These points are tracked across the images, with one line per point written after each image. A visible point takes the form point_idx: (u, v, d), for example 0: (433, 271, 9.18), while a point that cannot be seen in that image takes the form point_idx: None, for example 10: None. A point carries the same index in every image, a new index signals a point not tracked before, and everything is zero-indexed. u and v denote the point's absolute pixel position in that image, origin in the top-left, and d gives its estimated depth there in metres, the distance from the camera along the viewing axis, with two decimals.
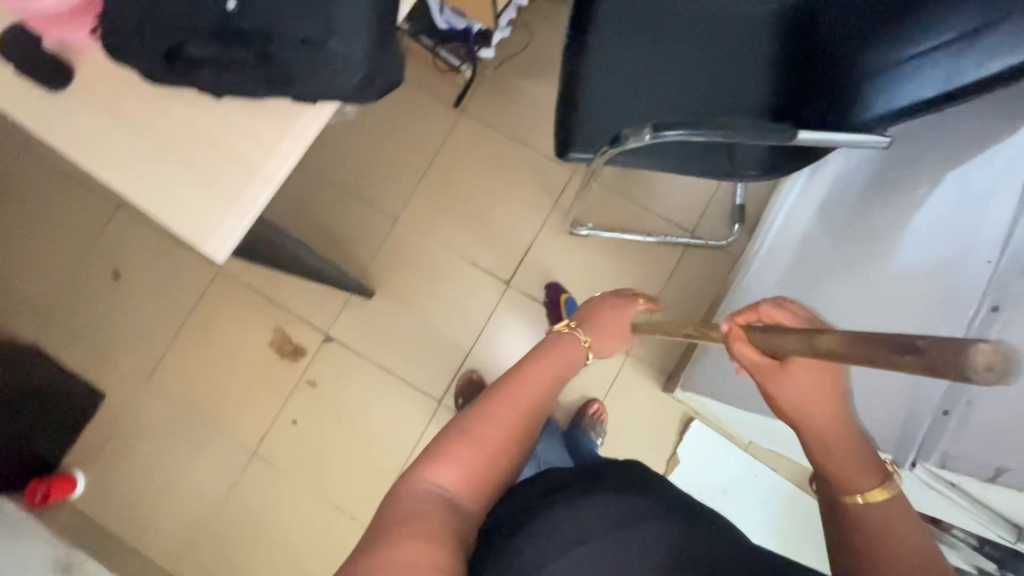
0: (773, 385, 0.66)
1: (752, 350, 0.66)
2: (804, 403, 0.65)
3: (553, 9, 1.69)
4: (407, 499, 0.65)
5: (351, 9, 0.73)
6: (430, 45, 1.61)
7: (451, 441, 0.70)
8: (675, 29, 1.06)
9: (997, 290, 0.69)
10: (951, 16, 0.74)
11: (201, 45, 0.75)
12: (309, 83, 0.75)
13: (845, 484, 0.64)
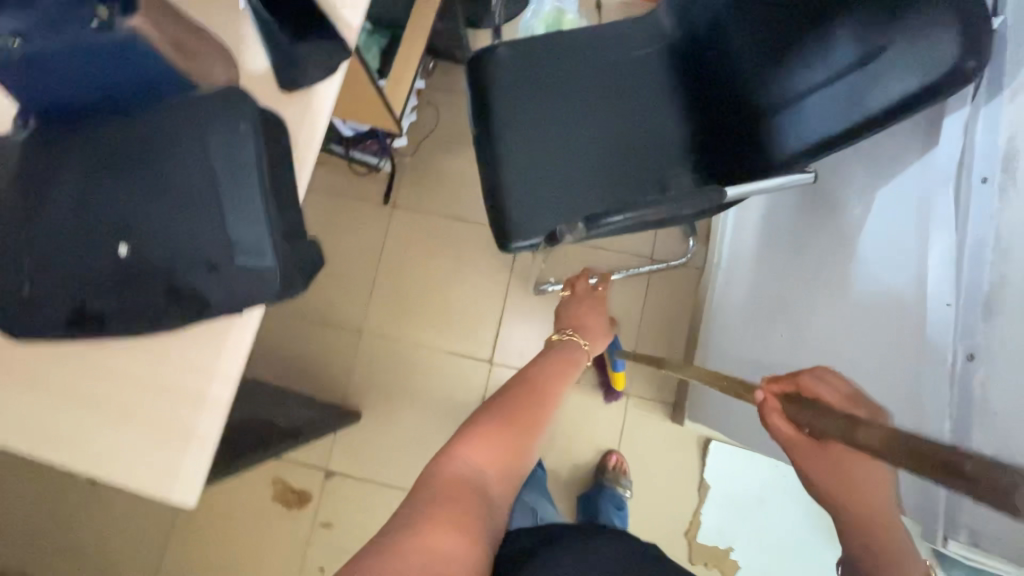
0: (805, 458, 0.62)
1: (789, 426, 0.61)
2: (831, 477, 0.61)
3: (452, 80, 1.68)
4: (447, 471, 0.68)
5: (248, 216, 0.69)
6: (343, 152, 1.60)
7: (476, 427, 0.73)
8: (580, 102, 1.05)
9: (966, 339, 0.57)
10: (838, 53, 0.73)
11: (105, 299, 0.70)
12: (230, 302, 0.71)
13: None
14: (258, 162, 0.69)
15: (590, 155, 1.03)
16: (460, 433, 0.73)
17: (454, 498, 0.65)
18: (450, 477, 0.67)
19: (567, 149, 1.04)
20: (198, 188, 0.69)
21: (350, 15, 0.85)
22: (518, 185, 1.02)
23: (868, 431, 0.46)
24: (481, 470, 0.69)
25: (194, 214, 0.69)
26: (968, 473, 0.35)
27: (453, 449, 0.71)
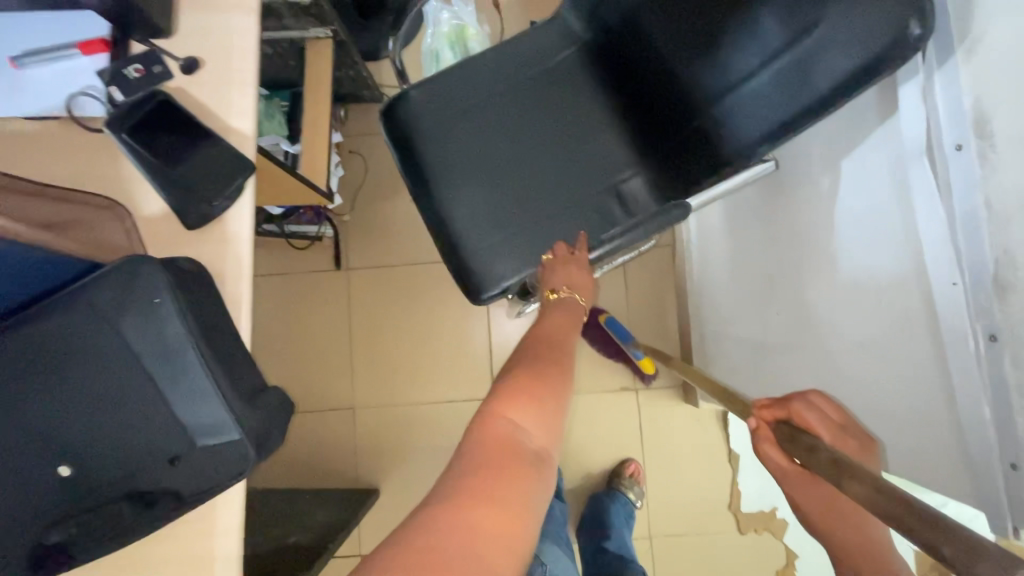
0: (795, 489, 0.60)
1: (780, 455, 0.60)
2: (823, 512, 0.58)
3: (368, 122, 1.58)
4: (489, 431, 0.56)
5: (193, 393, 0.61)
6: (278, 230, 1.49)
7: (519, 381, 0.63)
8: (511, 135, 0.98)
9: (982, 317, 0.54)
10: (770, 36, 0.70)
11: (63, 527, 0.62)
12: (203, 491, 0.62)
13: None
14: (190, 334, 0.61)
15: (540, 184, 0.96)
16: (494, 393, 0.62)
17: (500, 466, 0.52)
18: (489, 439, 0.55)
19: (514, 183, 0.97)
20: (129, 381, 0.60)
21: (241, 123, 0.75)
22: (474, 236, 0.95)
23: (851, 480, 0.44)
24: (524, 427, 0.58)
25: (132, 408, 0.60)
26: (946, 558, 0.34)
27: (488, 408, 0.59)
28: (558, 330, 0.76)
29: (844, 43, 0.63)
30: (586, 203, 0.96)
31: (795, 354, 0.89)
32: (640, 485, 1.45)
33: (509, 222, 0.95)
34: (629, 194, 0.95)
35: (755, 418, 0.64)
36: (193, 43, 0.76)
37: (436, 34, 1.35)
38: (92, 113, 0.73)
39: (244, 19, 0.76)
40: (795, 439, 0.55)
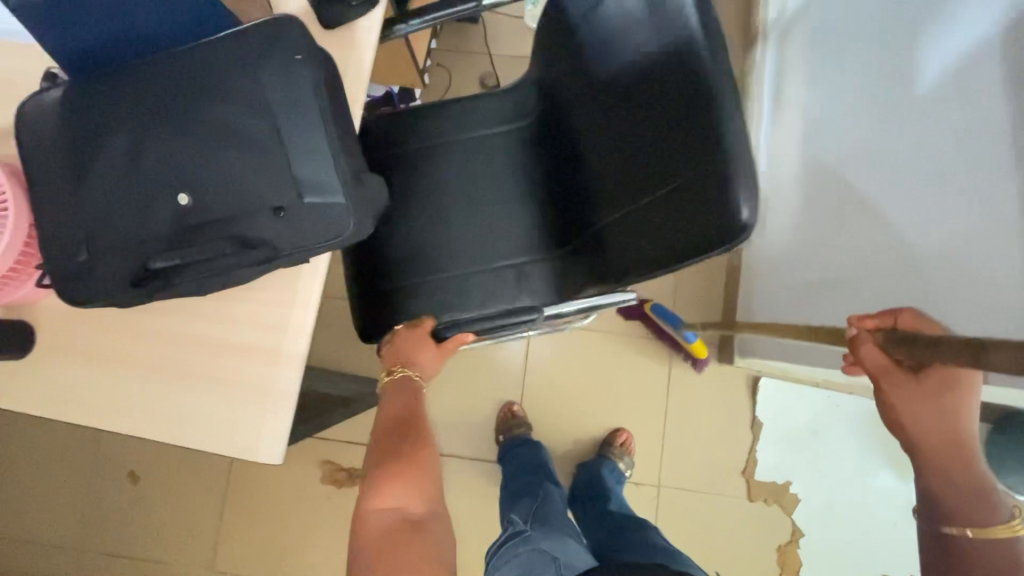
0: (890, 387, 0.66)
1: (879, 353, 0.67)
2: (916, 415, 0.64)
3: (460, 39, 1.63)
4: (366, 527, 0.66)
5: (312, 151, 0.65)
6: None
7: (381, 472, 0.70)
8: (448, 184, 0.97)
9: None
10: (642, 173, 0.68)
11: (169, 254, 0.66)
12: (301, 247, 0.67)
13: (955, 509, 0.60)
14: (319, 95, 0.65)
15: (448, 255, 0.96)
16: (367, 485, 0.70)
17: (395, 542, 0.64)
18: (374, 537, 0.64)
19: (430, 250, 0.96)
20: (258, 130, 0.65)
21: None
22: (389, 307, 0.95)
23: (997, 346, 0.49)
24: (399, 511, 0.67)
25: (256, 153, 0.65)
26: None
27: (361, 505, 0.68)
28: (408, 398, 0.82)
29: (690, 205, 0.61)
30: (490, 282, 0.95)
31: (852, 292, 1.06)
32: (629, 457, 1.43)
33: (424, 273, 0.95)
34: (528, 276, 0.95)
35: (852, 326, 0.71)
36: None
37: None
38: None
39: None
40: (918, 341, 0.61)
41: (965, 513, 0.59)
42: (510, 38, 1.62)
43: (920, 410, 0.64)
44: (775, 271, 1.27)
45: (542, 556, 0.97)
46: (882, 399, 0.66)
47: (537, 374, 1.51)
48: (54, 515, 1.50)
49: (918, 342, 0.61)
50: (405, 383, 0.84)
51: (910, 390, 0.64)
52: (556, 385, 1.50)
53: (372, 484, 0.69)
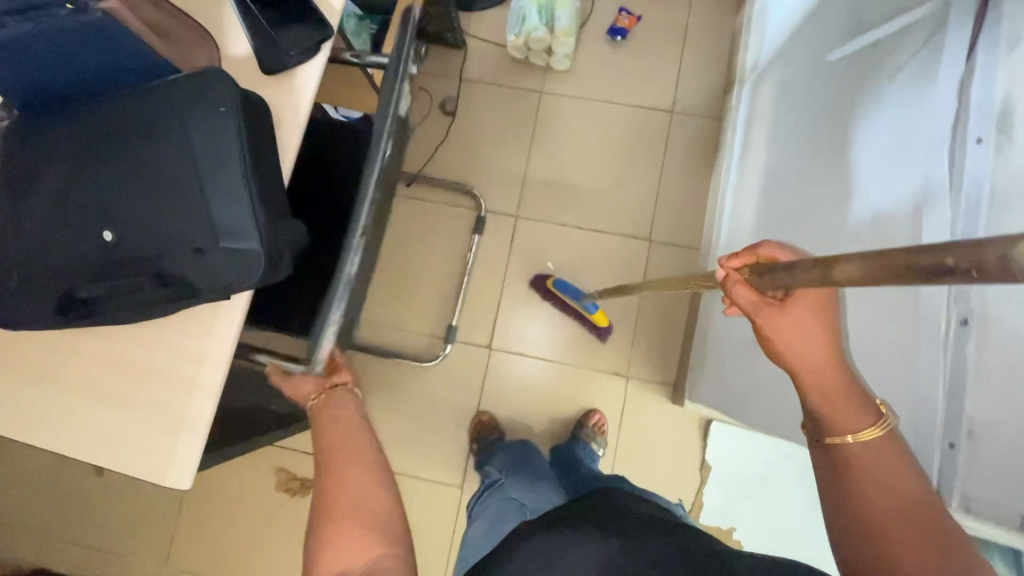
0: (767, 320, 0.66)
1: (749, 290, 0.67)
2: (791, 340, 0.65)
3: (444, 63, 1.66)
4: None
5: (230, 198, 0.68)
6: None
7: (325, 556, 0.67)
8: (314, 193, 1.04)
9: (960, 306, 0.66)
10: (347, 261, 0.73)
11: (92, 284, 0.70)
12: (215, 286, 0.70)
13: (831, 423, 0.66)
14: (241, 147, 0.68)
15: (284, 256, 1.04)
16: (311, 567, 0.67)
17: None
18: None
19: None
20: (182, 175, 0.68)
21: None
22: None
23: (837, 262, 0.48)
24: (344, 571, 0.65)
25: (177, 196, 0.69)
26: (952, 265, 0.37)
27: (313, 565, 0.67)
28: (332, 435, 0.81)
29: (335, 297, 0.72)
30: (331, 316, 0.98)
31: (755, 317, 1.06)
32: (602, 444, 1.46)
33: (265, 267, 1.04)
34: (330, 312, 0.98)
35: (723, 268, 0.70)
36: None
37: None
38: None
39: None
40: (775, 269, 0.61)
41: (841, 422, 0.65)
42: (493, 68, 1.65)
43: (793, 333, 0.65)
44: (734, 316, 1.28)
45: (512, 506, 1.11)
46: (762, 333, 0.67)
47: (494, 398, 1.54)
48: (21, 498, 1.56)
49: (777, 272, 0.60)
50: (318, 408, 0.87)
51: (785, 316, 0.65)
52: (512, 409, 1.53)
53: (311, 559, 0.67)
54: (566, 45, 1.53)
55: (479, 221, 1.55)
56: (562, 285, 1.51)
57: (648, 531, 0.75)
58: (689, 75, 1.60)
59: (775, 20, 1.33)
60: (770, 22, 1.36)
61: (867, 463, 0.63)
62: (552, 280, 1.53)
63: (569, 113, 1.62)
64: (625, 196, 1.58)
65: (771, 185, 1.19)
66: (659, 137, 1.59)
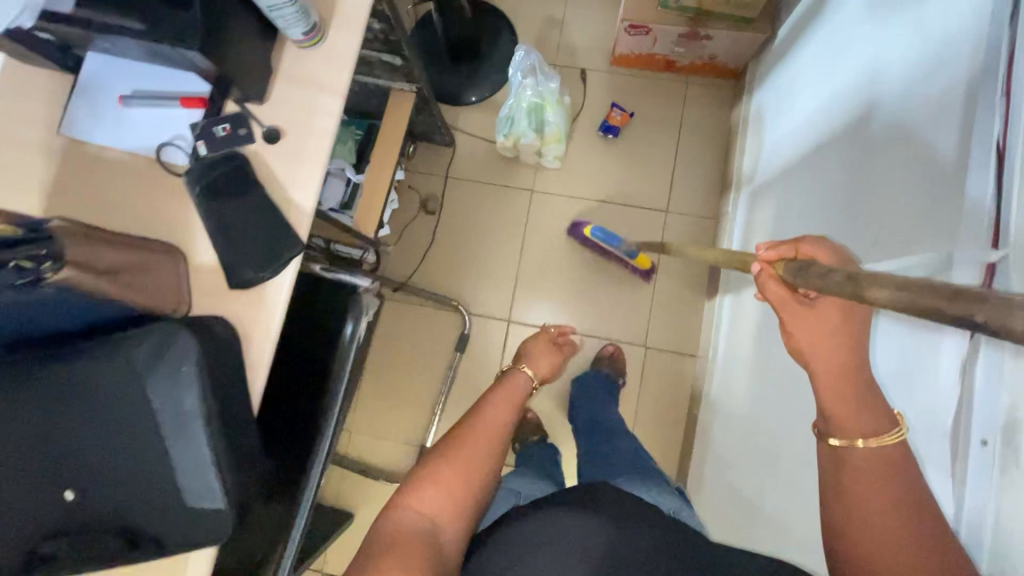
0: (793, 319, 0.66)
1: (782, 286, 0.67)
2: (815, 340, 0.65)
3: (433, 160, 1.63)
4: (396, 520, 0.79)
5: (193, 458, 0.65)
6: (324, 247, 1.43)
7: (421, 486, 0.84)
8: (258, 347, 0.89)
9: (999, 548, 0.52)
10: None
11: (49, 544, 0.65)
12: (180, 544, 0.67)
13: (836, 423, 0.63)
14: (203, 405, 0.65)
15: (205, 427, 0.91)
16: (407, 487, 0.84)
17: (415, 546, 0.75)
18: (392, 522, 0.79)
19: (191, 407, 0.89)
20: (143, 434, 0.65)
21: (301, 197, 0.79)
22: None
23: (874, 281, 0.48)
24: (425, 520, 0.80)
25: (139, 455, 0.66)
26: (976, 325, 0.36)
27: (402, 499, 0.82)
28: (500, 412, 0.98)
29: None
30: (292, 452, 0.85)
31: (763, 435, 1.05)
32: None
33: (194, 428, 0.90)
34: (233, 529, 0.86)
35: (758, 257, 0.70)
36: (279, 115, 0.80)
37: (516, 84, 1.41)
38: (177, 162, 0.79)
39: (328, 99, 0.80)
40: (809, 270, 0.60)
41: (850, 423, 0.62)
42: (483, 166, 1.62)
43: (811, 336, 0.65)
44: (732, 443, 1.25)
45: (505, 492, 1.01)
46: (786, 330, 0.66)
47: None
48: None
49: (809, 273, 0.59)
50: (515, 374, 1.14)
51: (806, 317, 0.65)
52: None
53: (415, 484, 0.84)
54: (552, 150, 1.51)
55: (461, 338, 1.53)
56: (603, 232, 1.48)
57: (636, 518, 0.78)
58: (683, 173, 1.56)
59: (778, 127, 1.25)
60: (773, 127, 1.28)
61: (875, 466, 0.61)
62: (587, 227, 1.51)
63: (560, 211, 1.59)
64: (620, 298, 1.55)
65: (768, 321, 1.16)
66: (654, 236, 1.56)
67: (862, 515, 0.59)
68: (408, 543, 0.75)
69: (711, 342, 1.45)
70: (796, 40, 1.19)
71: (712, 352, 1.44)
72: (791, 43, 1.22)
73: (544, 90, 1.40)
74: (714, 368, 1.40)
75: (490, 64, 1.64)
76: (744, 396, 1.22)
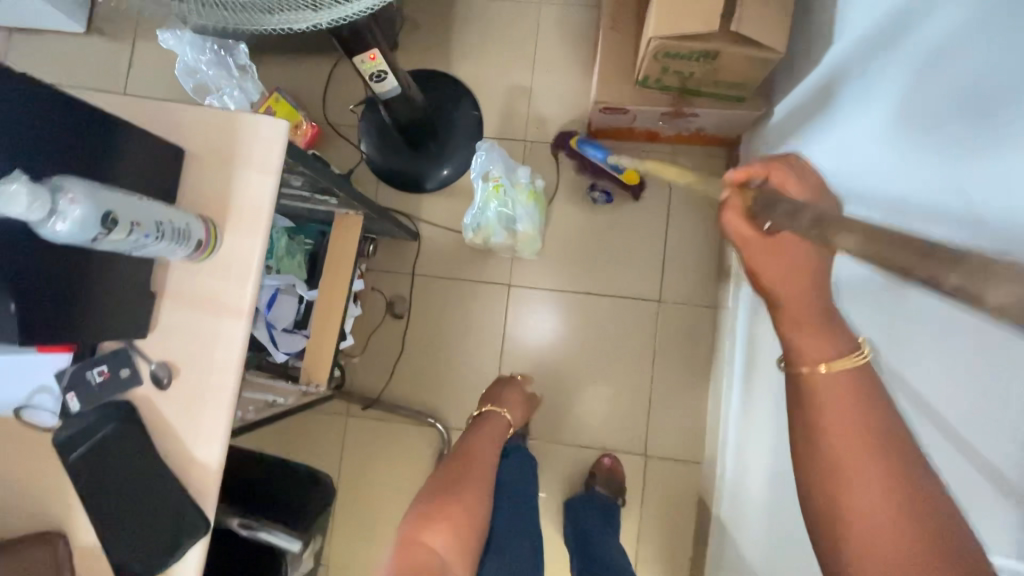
0: (755, 258, 0.63)
1: (744, 225, 0.63)
2: (777, 278, 0.62)
3: (397, 257, 1.47)
4: (417, 557, 0.81)
5: None
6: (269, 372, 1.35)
7: (436, 515, 0.88)
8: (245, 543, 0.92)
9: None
10: None
11: None
12: None
13: (801, 354, 0.58)
14: None
15: None
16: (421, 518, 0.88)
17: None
18: (407, 558, 0.80)
19: None
20: None
21: (204, 454, 0.64)
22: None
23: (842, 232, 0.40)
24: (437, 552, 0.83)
25: None
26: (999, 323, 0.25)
27: (419, 538, 0.84)
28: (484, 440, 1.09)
29: None
30: None
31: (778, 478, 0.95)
32: None
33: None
34: None
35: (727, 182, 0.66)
36: (173, 348, 0.66)
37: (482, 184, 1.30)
38: (42, 420, 0.67)
39: (228, 324, 0.66)
40: (778, 202, 0.55)
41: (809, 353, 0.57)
42: (453, 261, 1.46)
43: (770, 260, 0.62)
44: None
45: None
46: (748, 267, 0.63)
47: None
48: None
49: (781, 208, 0.54)
50: (492, 417, 1.19)
51: (769, 248, 0.62)
52: None
53: (425, 516, 0.88)
54: (534, 244, 1.37)
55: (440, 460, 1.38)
56: (589, 145, 1.35)
57: None
58: (675, 259, 1.41)
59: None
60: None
61: (838, 393, 0.54)
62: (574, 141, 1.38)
63: (541, 308, 1.44)
64: (613, 403, 1.40)
65: (774, 466, 1.03)
66: (646, 331, 1.40)
67: (858, 506, 0.48)
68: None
69: (719, 454, 1.30)
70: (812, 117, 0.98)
71: (721, 467, 1.29)
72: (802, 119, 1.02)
73: (514, 181, 1.29)
74: (725, 489, 1.25)
75: (452, 145, 1.47)
76: (755, 538, 1.07)
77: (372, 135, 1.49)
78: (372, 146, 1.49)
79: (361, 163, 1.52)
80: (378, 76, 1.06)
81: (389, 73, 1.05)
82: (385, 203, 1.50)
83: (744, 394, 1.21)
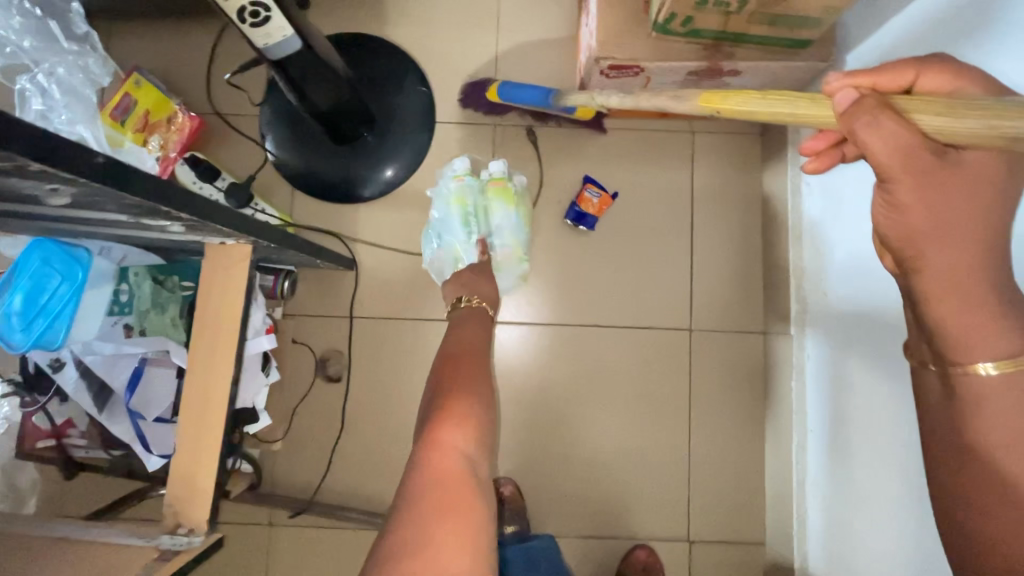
0: (904, 183, 0.40)
1: (888, 126, 0.39)
2: (939, 218, 0.40)
3: (327, 293, 1.05)
4: (440, 463, 0.57)
5: None
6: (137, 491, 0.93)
7: (444, 411, 0.63)
8: None
9: None
10: None
11: None
12: None
13: (952, 342, 0.42)
14: None
15: None
16: (429, 420, 0.62)
17: (449, 506, 0.53)
18: (432, 471, 0.56)
19: None
20: None
21: None
22: None
23: None
24: (465, 456, 0.59)
25: None
26: None
27: (434, 433, 0.60)
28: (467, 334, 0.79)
29: None
30: None
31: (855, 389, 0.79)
32: None
33: None
34: None
35: (844, 84, 0.44)
36: None
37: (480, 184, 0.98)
38: None
39: None
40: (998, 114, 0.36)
41: (976, 339, 0.41)
42: (407, 290, 1.06)
43: (925, 205, 0.40)
44: None
45: None
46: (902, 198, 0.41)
47: None
48: None
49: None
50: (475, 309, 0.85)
51: (928, 183, 0.40)
52: None
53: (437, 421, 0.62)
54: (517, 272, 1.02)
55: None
56: (514, 91, 0.99)
57: None
58: (706, 274, 1.06)
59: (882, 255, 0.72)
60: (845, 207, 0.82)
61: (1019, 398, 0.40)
62: (494, 87, 1.01)
63: (533, 353, 1.05)
64: (639, 469, 1.03)
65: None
66: (677, 372, 1.05)
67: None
68: (454, 494, 0.55)
69: (799, 536, 0.93)
70: (974, 27, 0.59)
71: (802, 556, 0.92)
72: (943, 37, 0.64)
73: (489, 185, 0.97)
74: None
75: (392, 134, 1.07)
76: None
77: (280, 126, 1.07)
78: (280, 142, 1.07)
79: (267, 166, 1.10)
80: (254, 14, 0.64)
81: (274, 10, 0.64)
82: (305, 220, 1.08)
83: (830, 451, 0.86)
